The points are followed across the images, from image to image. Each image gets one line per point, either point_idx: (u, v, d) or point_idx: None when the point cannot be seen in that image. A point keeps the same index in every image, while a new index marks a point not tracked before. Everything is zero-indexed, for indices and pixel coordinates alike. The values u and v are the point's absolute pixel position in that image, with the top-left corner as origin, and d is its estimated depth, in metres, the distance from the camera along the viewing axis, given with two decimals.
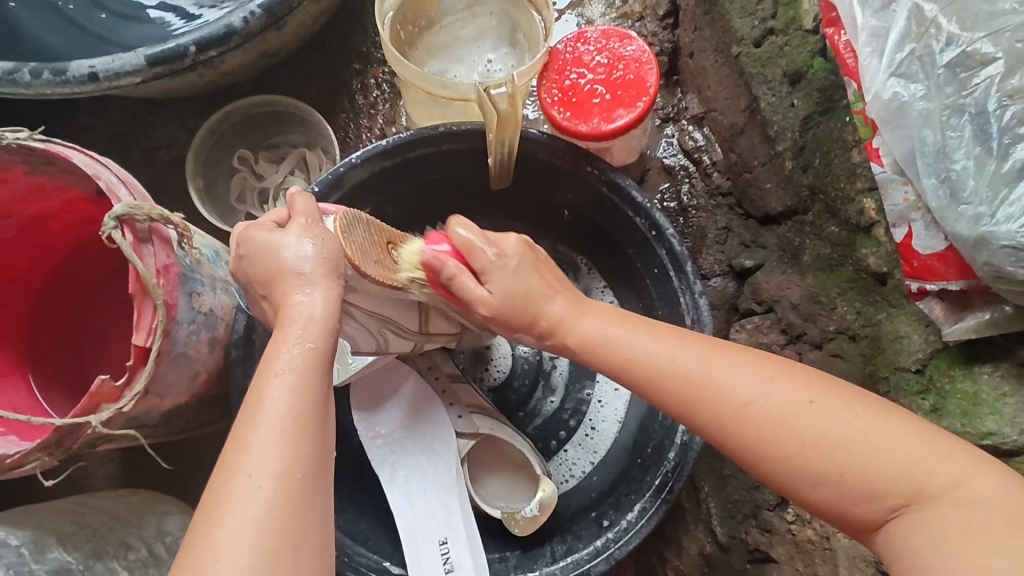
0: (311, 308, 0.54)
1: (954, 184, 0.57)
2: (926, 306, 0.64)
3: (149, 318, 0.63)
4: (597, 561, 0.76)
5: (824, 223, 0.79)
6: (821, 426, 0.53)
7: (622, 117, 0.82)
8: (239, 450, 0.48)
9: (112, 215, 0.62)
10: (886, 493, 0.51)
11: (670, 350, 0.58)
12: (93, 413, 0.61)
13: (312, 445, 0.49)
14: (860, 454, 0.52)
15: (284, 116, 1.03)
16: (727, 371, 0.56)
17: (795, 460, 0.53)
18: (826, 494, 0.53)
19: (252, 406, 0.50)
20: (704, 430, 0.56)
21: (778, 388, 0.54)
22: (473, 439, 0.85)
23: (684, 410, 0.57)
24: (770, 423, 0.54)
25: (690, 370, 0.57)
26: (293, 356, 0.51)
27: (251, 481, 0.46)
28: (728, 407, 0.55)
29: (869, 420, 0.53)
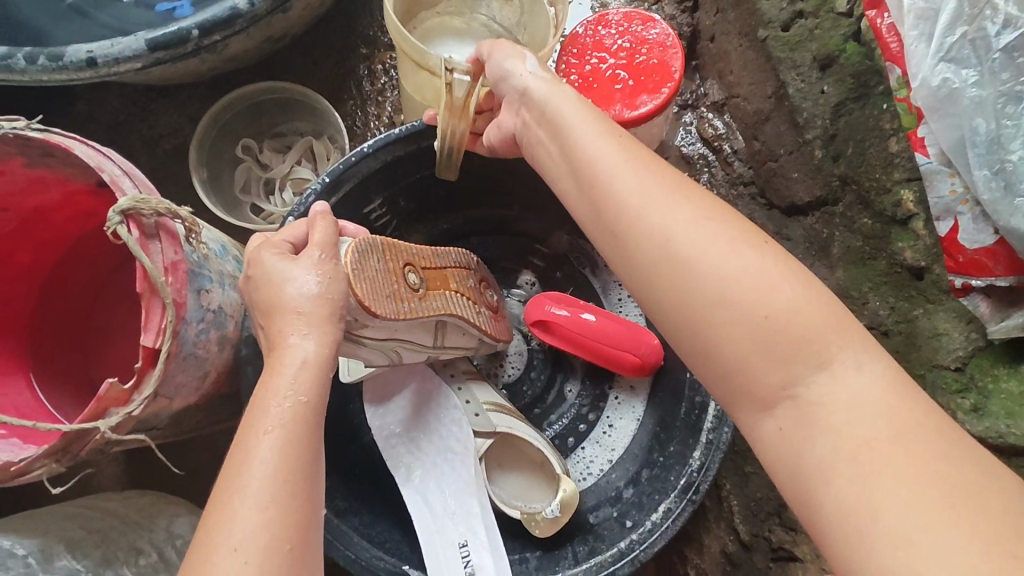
0: (294, 358, 0.51)
1: (1010, 175, 0.54)
2: (971, 303, 0.61)
3: (158, 317, 0.60)
4: (621, 564, 0.74)
5: (855, 214, 0.76)
6: (751, 266, 0.50)
7: (646, 104, 0.79)
8: (223, 521, 0.45)
9: (117, 210, 0.59)
10: (794, 356, 0.48)
11: (643, 165, 0.55)
12: (102, 417, 0.59)
13: (303, 511, 0.46)
14: (776, 303, 0.49)
15: (291, 103, 1.00)
16: (685, 196, 0.53)
17: (723, 295, 0.49)
18: (727, 342, 0.49)
19: (234, 468, 0.46)
20: (632, 240, 0.53)
21: (735, 234, 0.51)
22: (490, 438, 0.82)
23: (624, 215, 0.54)
24: (697, 246, 0.51)
25: (649, 181, 0.54)
26: (282, 409, 0.48)
27: (238, 556, 0.43)
28: (672, 225, 0.52)
29: (802, 281, 0.50)
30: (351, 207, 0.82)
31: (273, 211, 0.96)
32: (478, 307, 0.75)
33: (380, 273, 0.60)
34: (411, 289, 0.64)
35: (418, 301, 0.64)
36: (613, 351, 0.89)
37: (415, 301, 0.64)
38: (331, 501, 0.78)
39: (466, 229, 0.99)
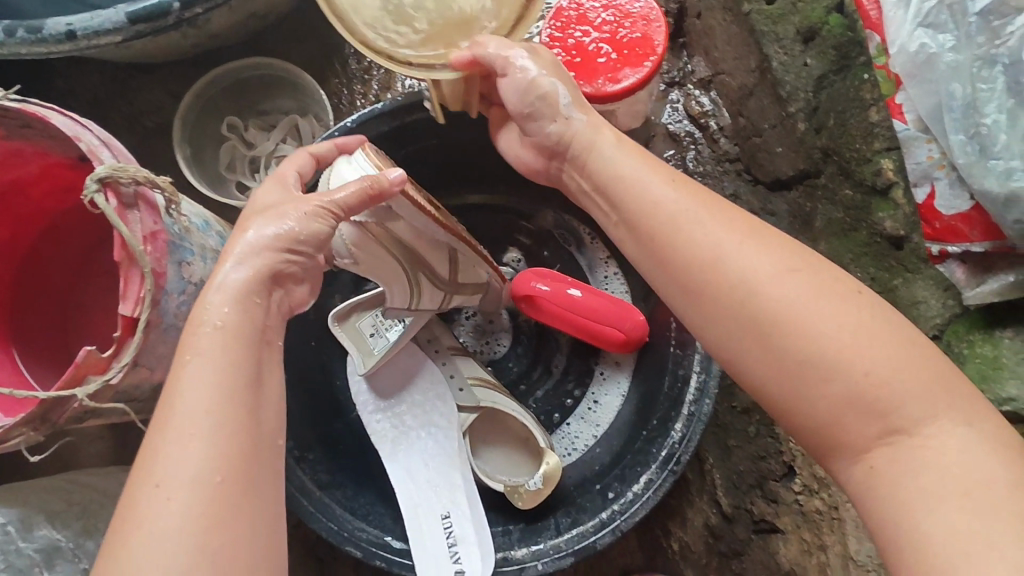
0: (217, 289, 0.51)
1: (984, 139, 0.54)
2: (948, 270, 0.62)
3: (137, 286, 0.60)
4: (603, 534, 0.76)
5: (837, 186, 0.77)
6: (847, 322, 0.47)
7: (628, 78, 0.79)
8: (147, 460, 0.45)
9: (94, 178, 0.58)
10: (892, 411, 0.44)
11: (718, 217, 0.53)
12: (80, 385, 0.59)
13: (229, 442, 0.45)
14: (874, 360, 0.45)
15: (274, 79, 0.98)
16: (767, 250, 0.50)
17: (829, 376, 0.46)
18: (822, 402, 0.46)
19: (160, 408, 0.46)
20: (722, 310, 0.50)
21: (839, 304, 0.47)
22: (475, 412, 0.83)
23: (702, 269, 0.52)
24: (786, 299, 0.48)
25: (726, 233, 0.52)
26: (202, 339, 0.48)
27: (160, 492, 0.43)
28: (764, 294, 0.49)
29: (901, 333, 0.47)
30: None
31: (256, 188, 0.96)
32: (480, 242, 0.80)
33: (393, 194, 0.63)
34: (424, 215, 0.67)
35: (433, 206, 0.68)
36: (599, 324, 0.88)
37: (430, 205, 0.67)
38: (314, 474, 0.79)
39: (452, 206, 0.99)
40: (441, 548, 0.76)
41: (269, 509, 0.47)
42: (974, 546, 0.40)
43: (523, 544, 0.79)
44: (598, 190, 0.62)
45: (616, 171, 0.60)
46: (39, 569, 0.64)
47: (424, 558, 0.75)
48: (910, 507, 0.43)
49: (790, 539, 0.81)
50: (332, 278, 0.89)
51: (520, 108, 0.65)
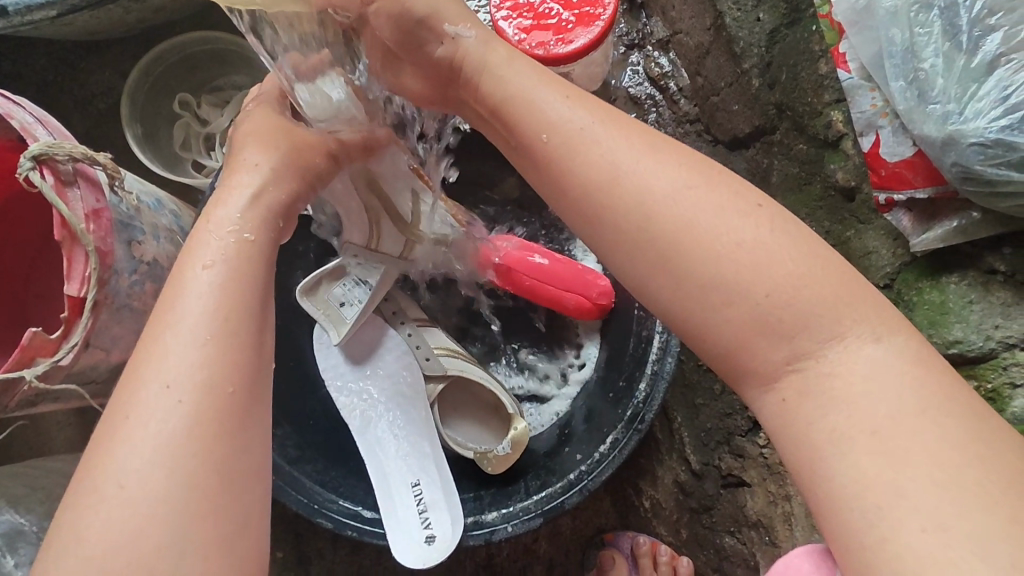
0: (234, 200, 0.55)
1: (922, 84, 0.54)
2: (894, 219, 0.63)
3: (81, 265, 0.59)
4: (571, 494, 0.77)
5: (791, 141, 0.77)
6: (747, 238, 0.46)
7: (580, 37, 0.78)
8: (153, 358, 0.45)
9: (28, 156, 0.57)
10: (793, 330, 0.44)
11: (621, 138, 0.50)
12: (28, 368, 0.58)
13: (241, 352, 0.47)
14: (775, 276, 0.45)
15: (226, 54, 0.96)
16: (667, 166, 0.49)
17: (726, 290, 0.45)
18: (722, 322, 0.46)
19: (166, 309, 0.48)
20: (623, 237, 0.49)
21: (744, 220, 0.47)
22: (442, 381, 0.84)
23: (602, 192, 0.49)
24: (682, 216, 0.47)
25: (627, 153, 0.49)
26: (222, 249, 0.52)
27: (170, 393, 0.44)
28: (660, 213, 0.47)
29: (795, 239, 0.46)
30: None
31: (213, 167, 0.94)
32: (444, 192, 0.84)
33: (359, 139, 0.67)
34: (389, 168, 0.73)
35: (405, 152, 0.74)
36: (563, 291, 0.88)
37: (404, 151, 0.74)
38: (283, 449, 0.80)
39: None
40: (411, 514, 0.76)
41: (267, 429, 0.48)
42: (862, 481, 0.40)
43: (493, 508, 0.79)
44: (490, 113, 0.56)
45: (510, 90, 0.54)
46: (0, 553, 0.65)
47: (394, 526, 0.75)
48: None
49: (757, 493, 0.83)
50: (293, 255, 0.87)
51: (402, 41, 0.56)
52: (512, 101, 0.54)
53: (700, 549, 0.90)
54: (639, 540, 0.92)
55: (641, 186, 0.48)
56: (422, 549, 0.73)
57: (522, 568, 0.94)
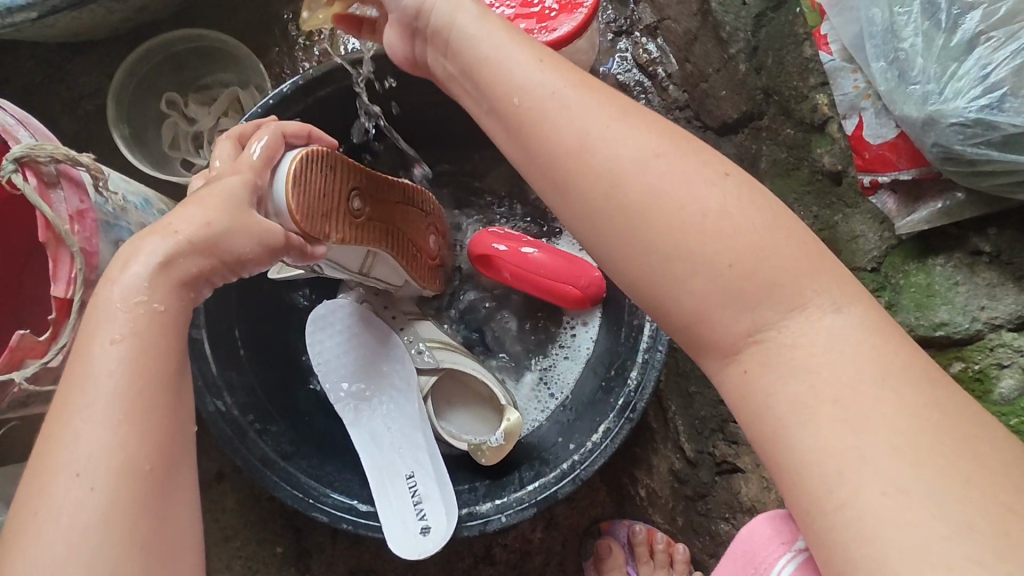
0: (143, 260, 0.46)
1: (903, 64, 0.54)
2: (880, 201, 0.63)
3: (67, 267, 0.59)
4: (564, 483, 0.76)
5: (779, 126, 0.76)
6: (714, 211, 0.45)
7: (563, 26, 0.77)
8: (63, 444, 0.42)
9: (11, 158, 0.57)
10: (743, 290, 0.44)
11: (602, 108, 0.49)
12: (17, 369, 0.58)
13: (160, 433, 0.44)
14: (740, 242, 0.45)
15: (212, 52, 0.96)
16: (640, 136, 0.48)
17: (686, 255, 0.45)
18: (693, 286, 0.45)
19: (72, 385, 0.44)
20: (585, 192, 0.48)
21: (710, 191, 0.46)
22: (434, 374, 0.85)
23: (574, 158, 0.48)
24: (647, 185, 0.46)
25: (596, 118, 0.48)
26: (129, 317, 0.45)
27: (81, 481, 0.42)
28: (622, 183, 0.47)
29: (759, 209, 0.46)
30: None
31: (202, 166, 0.94)
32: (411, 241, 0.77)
33: (327, 179, 0.62)
34: (352, 213, 0.65)
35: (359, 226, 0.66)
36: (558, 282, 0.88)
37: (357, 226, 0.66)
38: (277, 446, 0.79)
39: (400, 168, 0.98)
40: (407, 506, 0.76)
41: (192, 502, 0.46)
42: (849, 465, 0.40)
43: (487, 499, 0.79)
44: (462, 74, 0.54)
45: (476, 52, 0.52)
46: None
47: (391, 516, 0.75)
48: (788, 423, 0.42)
49: (751, 479, 0.83)
50: None
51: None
52: (486, 73, 0.52)
53: (695, 536, 0.91)
54: (635, 528, 0.92)
55: (610, 161, 0.47)
56: (418, 543, 0.74)
57: (520, 558, 0.94)
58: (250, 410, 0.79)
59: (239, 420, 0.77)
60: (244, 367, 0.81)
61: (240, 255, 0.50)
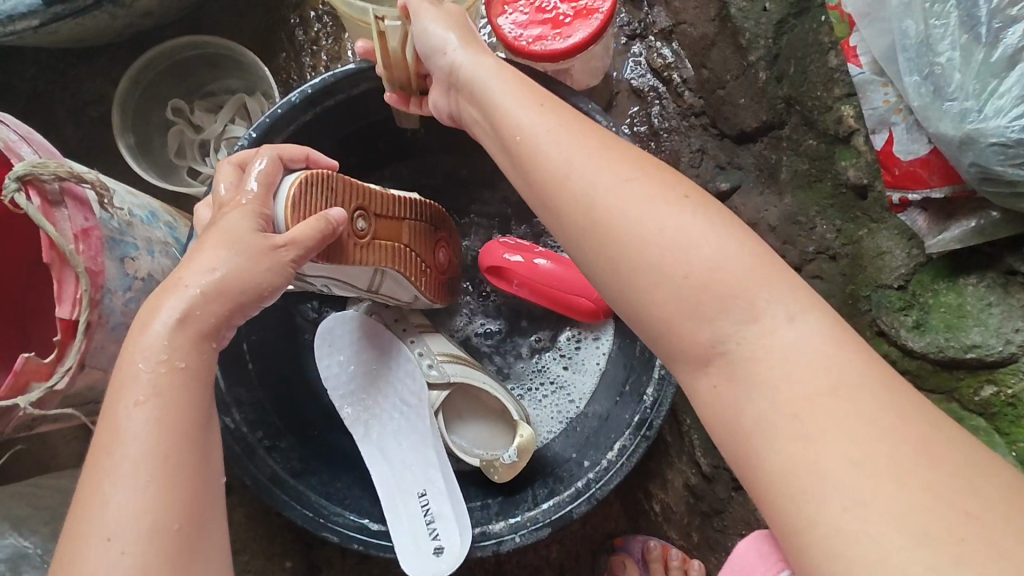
0: (163, 322, 0.49)
1: (938, 79, 0.52)
2: (910, 218, 0.61)
3: (72, 287, 0.58)
4: (579, 502, 0.75)
5: (801, 136, 0.74)
6: (693, 231, 0.45)
7: (578, 33, 0.75)
8: (95, 509, 0.44)
9: (12, 177, 0.55)
10: (721, 313, 0.44)
11: (582, 139, 0.50)
12: (22, 393, 0.57)
13: (186, 489, 0.46)
14: (716, 262, 0.44)
15: (218, 58, 0.94)
16: (615, 164, 0.48)
17: (674, 287, 0.44)
18: (654, 300, 0.45)
19: (101, 453, 0.46)
20: (578, 224, 0.48)
21: (685, 215, 0.45)
22: (447, 389, 0.82)
23: (557, 184, 0.49)
24: (620, 209, 0.46)
25: (573, 147, 0.49)
26: (151, 378, 0.48)
27: (112, 544, 0.43)
28: (606, 213, 0.47)
29: (732, 231, 0.45)
30: None
31: (208, 174, 0.92)
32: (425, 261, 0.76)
33: (327, 203, 0.62)
34: (357, 234, 0.65)
35: (365, 247, 0.66)
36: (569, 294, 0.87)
37: (362, 246, 0.66)
38: (286, 462, 0.78)
39: (409, 175, 0.96)
40: (418, 525, 0.75)
41: (220, 556, 0.47)
42: None
43: (500, 518, 0.78)
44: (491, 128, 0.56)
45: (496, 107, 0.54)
46: None
47: (402, 536, 0.74)
48: None
49: None
50: None
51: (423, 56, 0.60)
52: (498, 116, 0.54)
53: (712, 553, 0.89)
54: (650, 544, 0.90)
55: (590, 190, 0.48)
56: (431, 563, 0.72)
57: (532, 574, 0.93)
58: (260, 427, 0.78)
59: (248, 437, 0.75)
60: (253, 382, 0.79)
61: (254, 289, 0.53)
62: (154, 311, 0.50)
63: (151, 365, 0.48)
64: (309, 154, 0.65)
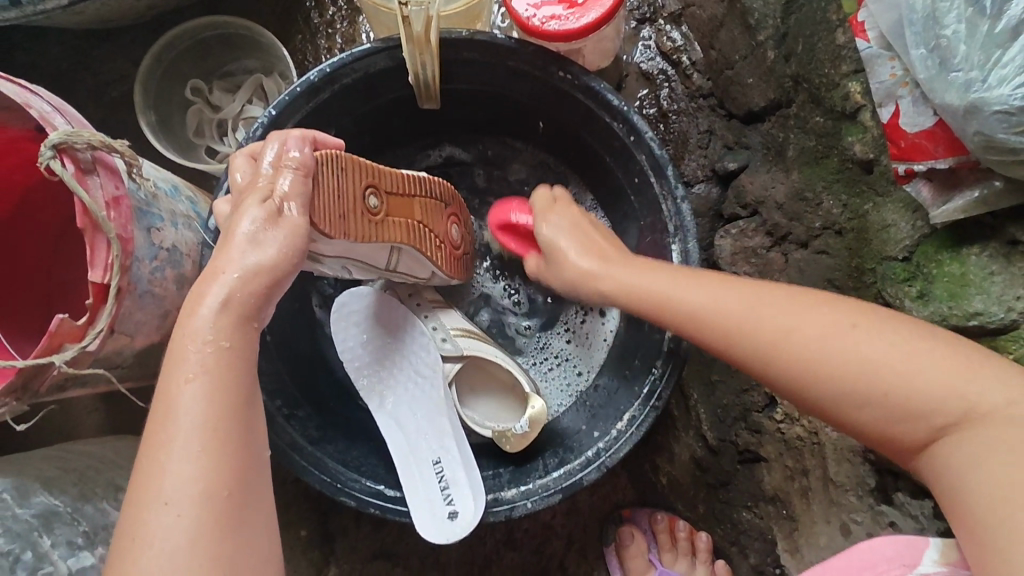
0: (208, 306, 0.51)
1: (944, 51, 0.55)
2: (914, 189, 0.64)
3: (104, 252, 0.60)
4: (589, 470, 0.77)
5: (808, 114, 0.75)
6: (871, 342, 0.54)
7: (591, 13, 0.77)
8: (153, 478, 0.48)
9: (47, 145, 0.57)
10: (924, 417, 0.52)
11: (687, 280, 0.62)
12: (57, 353, 0.59)
13: (234, 460, 0.49)
14: (845, 349, 0.54)
15: (235, 39, 0.95)
16: (723, 287, 0.60)
17: (874, 401, 0.53)
18: (835, 394, 0.55)
19: (158, 425, 0.49)
20: (787, 369, 0.56)
21: (859, 334, 0.54)
22: (458, 362, 0.85)
23: (693, 326, 0.61)
24: (773, 332, 0.57)
25: (710, 300, 0.60)
26: (202, 358, 0.50)
27: (170, 509, 0.47)
28: (796, 350, 0.56)
29: (843, 318, 0.56)
30: None
31: (226, 153, 0.94)
32: (436, 234, 0.77)
33: (340, 183, 0.62)
34: (370, 211, 0.66)
35: (380, 223, 0.67)
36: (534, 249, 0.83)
37: (378, 222, 0.67)
38: (304, 430, 0.80)
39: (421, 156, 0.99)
40: (433, 492, 0.77)
41: (265, 523, 0.51)
42: None
43: (511, 486, 0.80)
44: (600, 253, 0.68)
45: (599, 277, 0.67)
46: (38, 533, 0.65)
47: (419, 503, 0.76)
48: None
49: (774, 467, 0.83)
50: None
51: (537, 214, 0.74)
52: (591, 280, 0.68)
53: (717, 524, 0.92)
54: (656, 516, 0.93)
55: (763, 330, 0.57)
56: (447, 527, 0.75)
57: (540, 544, 0.95)
58: (279, 396, 0.80)
59: (268, 405, 0.77)
60: (273, 353, 0.81)
61: (284, 268, 0.54)
62: (201, 300, 0.52)
63: (200, 345, 0.50)
64: (314, 135, 0.65)
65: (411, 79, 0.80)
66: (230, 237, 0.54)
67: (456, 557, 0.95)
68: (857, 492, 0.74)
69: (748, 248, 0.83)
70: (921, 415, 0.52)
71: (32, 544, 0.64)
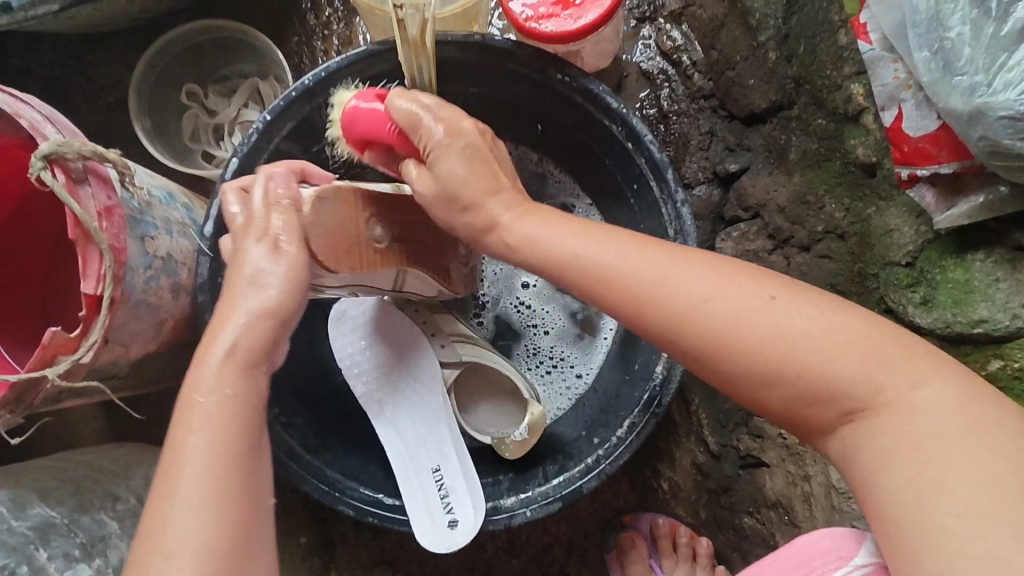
0: (215, 354, 0.51)
1: (948, 54, 0.55)
2: (918, 194, 0.64)
3: (96, 263, 0.59)
4: (588, 479, 0.76)
5: (810, 116, 0.74)
6: (775, 307, 0.47)
7: (588, 15, 0.75)
8: (163, 531, 0.46)
9: (39, 155, 0.56)
10: (838, 399, 0.46)
11: (584, 233, 0.52)
12: (49, 366, 0.59)
13: (237, 503, 0.48)
14: (769, 322, 0.46)
15: (231, 42, 0.94)
16: (623, 243, 0.51)
17: (759, 365, 0.47)
18: (749, 365, 0.47)
19: (165, 478, 0.48)
20: (685, 333, 0.48)
21: (737, 284, 0.48)
22: (458, 368, 0.83)
23: (609, 291, 0.50)
24: (700, 303, 0.48)
25: (575, 239, 0.52)
26: (209, 408, 0.49)
27: (172, 562, 0.45)
28: (681, 304, 0.48)
29: (756, 281, 0.48)
30: (298, 141, 0.81)
31: (223, 158, 0.94)
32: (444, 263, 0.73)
33: (341, 215, 0.59)
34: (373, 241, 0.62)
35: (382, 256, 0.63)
36: (382, 126, 0.56)
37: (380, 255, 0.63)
38: (303, 438, 0.80)
39: None
40: (434, 502, 0.76)
41: (265, 569, 0.49)
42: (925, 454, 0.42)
43: (511, 494, 0.80)
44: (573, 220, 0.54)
45: (518, 241, 0.54)
46: (34, 546, 0.65)
47: (418, 517, 0.75)
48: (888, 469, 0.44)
49: (777, 473, 0.83)
50: None
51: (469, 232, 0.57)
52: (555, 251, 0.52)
53: (719, 530, 0.91)
54: (658, 521, 0.93)
55: (637, 278, 0.50)
56: (444, 538, 0.75)
57: (541, 549, 0.95)
58: (276, 404, 0.80)
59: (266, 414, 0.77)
60: None
61: (294, 307, 0.55)
62: (221, 338, 0.52)
63: (206, 396, 0.50)
64: (303, 166, 0.64)
65: (408, 85, 0.79)
66: (235, 279, 0.54)
67: (455, 563, 0.95)
68: (858, 500, 0.72)
69: (749, 251, 0.81)
70: (837, 393, 0.46)
71: (27, 557, 0.63)
